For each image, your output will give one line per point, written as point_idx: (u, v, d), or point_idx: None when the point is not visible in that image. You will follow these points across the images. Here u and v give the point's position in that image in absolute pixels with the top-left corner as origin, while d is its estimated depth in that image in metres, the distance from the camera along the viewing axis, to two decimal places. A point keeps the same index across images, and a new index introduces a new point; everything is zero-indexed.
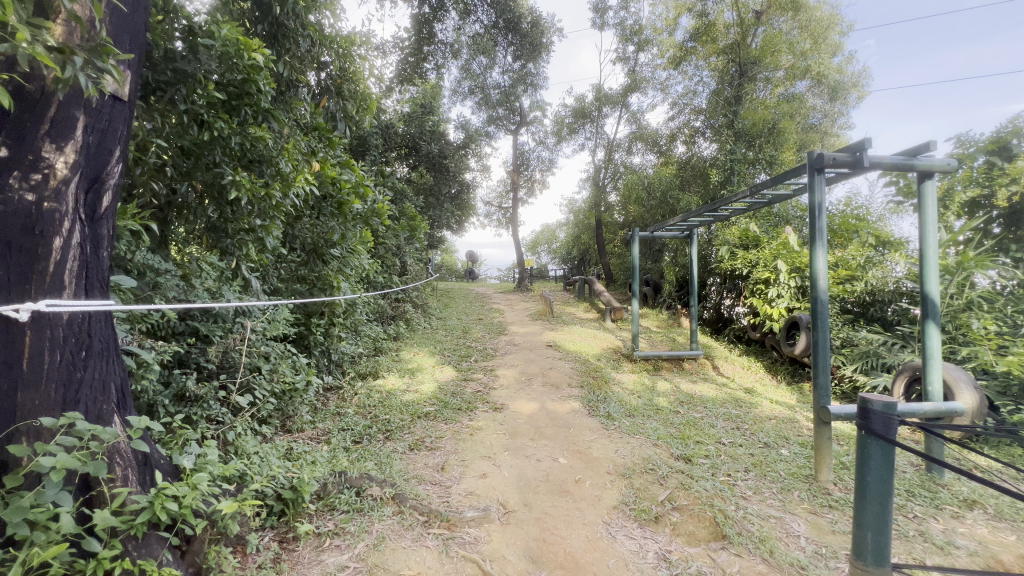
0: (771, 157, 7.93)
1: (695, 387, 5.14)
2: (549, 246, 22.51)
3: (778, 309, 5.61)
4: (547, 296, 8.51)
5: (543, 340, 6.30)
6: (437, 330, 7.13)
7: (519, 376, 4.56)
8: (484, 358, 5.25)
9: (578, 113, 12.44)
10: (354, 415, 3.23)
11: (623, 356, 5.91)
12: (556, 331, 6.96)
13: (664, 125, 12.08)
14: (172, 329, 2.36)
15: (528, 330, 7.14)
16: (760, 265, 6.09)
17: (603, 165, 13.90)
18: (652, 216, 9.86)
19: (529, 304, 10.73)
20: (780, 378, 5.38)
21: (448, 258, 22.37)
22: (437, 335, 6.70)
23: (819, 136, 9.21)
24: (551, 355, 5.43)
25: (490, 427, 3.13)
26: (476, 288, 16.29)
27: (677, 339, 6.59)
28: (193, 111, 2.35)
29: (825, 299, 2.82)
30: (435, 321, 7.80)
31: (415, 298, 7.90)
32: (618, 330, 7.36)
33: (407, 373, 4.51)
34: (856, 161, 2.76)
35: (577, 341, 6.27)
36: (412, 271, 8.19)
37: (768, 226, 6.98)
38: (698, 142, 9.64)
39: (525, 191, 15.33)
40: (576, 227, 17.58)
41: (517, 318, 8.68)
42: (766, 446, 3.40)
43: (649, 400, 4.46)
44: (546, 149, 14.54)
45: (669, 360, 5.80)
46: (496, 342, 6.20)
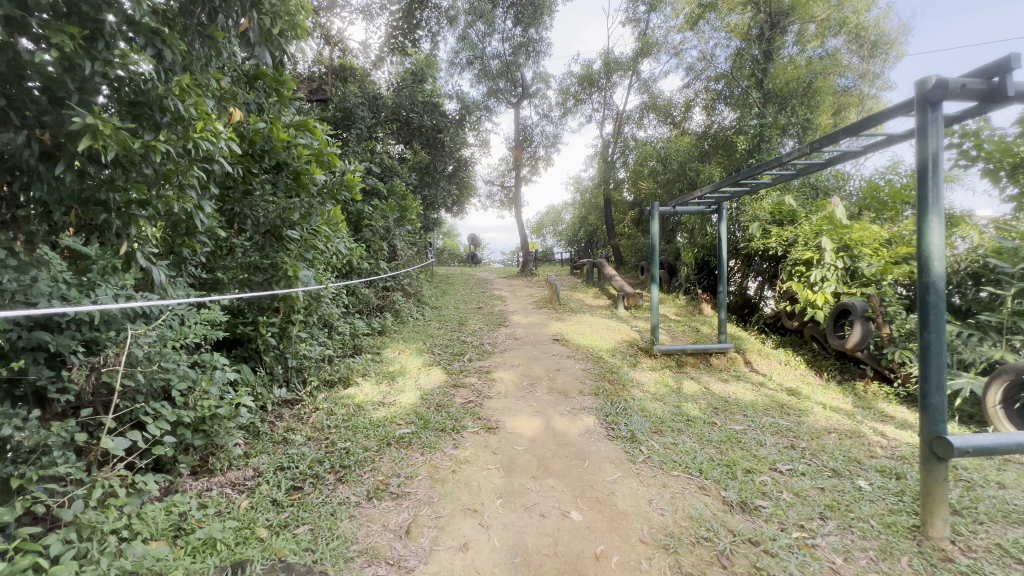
0: (805, 121, 7.01)
1: (728, 388, 4.40)
2: (555, 228, 21.60)
3: (823, 294, 4.80)
4: (553, 283, 7.74)
5: (547, 332, 5.55)
6: (431, 322, 6.40)
7: (519, 380, 3.82)
8: (480, 357, 4.52)
9: (584, 82, 11.48)
10: (305, 444, 2.50)
11: (640, 351, 5.16)
12: (562, 322, 6.21)
13: (679, 93, 11.06)
14: (8, 346, 1.60)
15: (532, 320, 6.38)
16: (799, 244, 5.29)
17: (611, 140, 12.96)
18: (667, 192, 8.99)
19: (534, 290, 9.94)
20: (828, 376, 4.60)
21: (450, 243, 21.61)
22: (430, 327, 5.97)
23: (855, 99, 8.23)
24: (557, 351, 4.68)
25: (480, 459, 2.40)
26: (479, 272, 15.52)
27: (700, 330, 5.83)
28: (18, 19, 1.56)
29: (939, 288, 2.01)
30: (429, 311, 7.08)
31: (407, 287, 7.19)
32: (632, 319, 6.60)
33: (387, 378, 3.78)
34: (993, 90, 1.93)
35: (588, 333, 5.52)
36: (405, 256, 7.44)
37: (804, 199, 6.15)
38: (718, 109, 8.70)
39: (527, 170, 14.44)
40: (583, 206, 16.65)
41: (520, 305, 7.93)
42: (836, 475, 2.65)
43: (676, 407, 3.71)
44: (551, 123, 13.57)
45: (694, 355, 5.05)
46: (495, 335, 5.46)
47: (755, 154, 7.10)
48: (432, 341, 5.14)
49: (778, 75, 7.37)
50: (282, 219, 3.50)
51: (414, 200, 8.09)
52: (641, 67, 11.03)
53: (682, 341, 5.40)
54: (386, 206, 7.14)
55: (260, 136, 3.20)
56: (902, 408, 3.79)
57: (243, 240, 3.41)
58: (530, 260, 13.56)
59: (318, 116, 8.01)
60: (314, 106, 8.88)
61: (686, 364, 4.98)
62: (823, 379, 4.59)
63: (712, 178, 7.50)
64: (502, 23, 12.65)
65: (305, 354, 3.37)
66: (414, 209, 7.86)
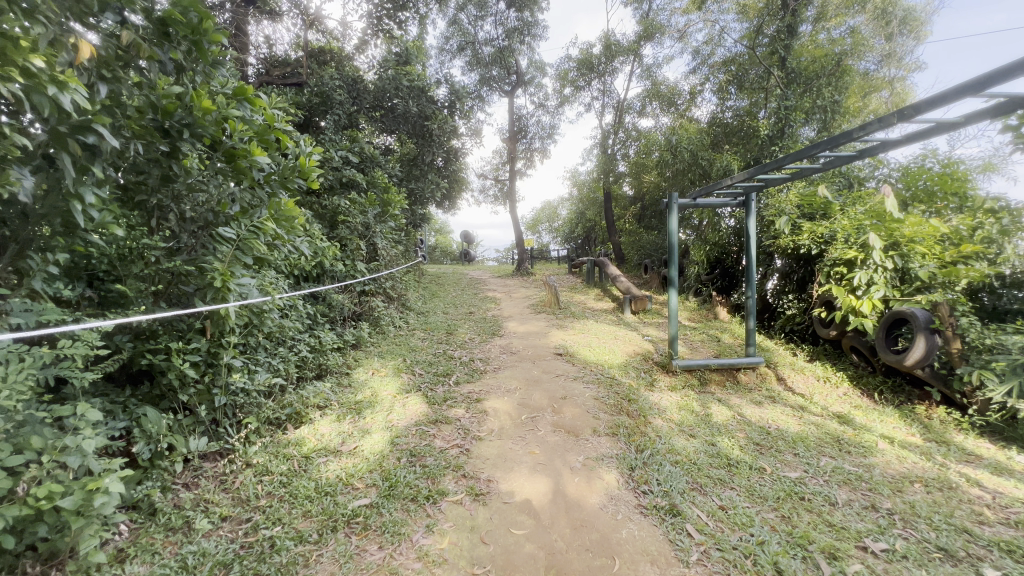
0: (832, 103, 6.30)
1: (764, 414, 3.71)
2: (551, 224, 20.84)
3: (871, 301, 4.10)
4: (553, 285, 7.01)
5: (548, 344, 4.83)
6: (416, 331, 5.66)
7: (517, 411, 3.09)
8: (470, 378, 3.80)
9: (582, 68, 10.73)
10: (215, 536, 1.77)
11: (656, 366, 4.46)
12: (564, 330, 5.49)
13: (684, 78, 10.33)
14: None
15: (530, 328, 5.66)
16: (839, 241, 4.58)
17: (611, 130, 12.22)
18: (675, 184, 8.28)
19: (531, 291, 9.23)
20: (879, 398, 3.92)
21: (442, 240, 20.81)
22: (414, 338, 5.24)
23: (881, 82, 7.54)
24: (562, 368, 3.96)
25: (463, 558, 1.68)
26: (472, 271, 14.79)
27: (722, 341, 5.13)
28: None
29: None
30: (415, 318, 6.35)
31: (390, 291, 6.44)
32: (642, 327, 5.90)
33: (352, 412, 3.05)
34: None
35: (595, 345, 4.81)
36: (388, 256, 6.68)
37: (836, 190, 5.45)
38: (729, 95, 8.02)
39: (522, 163, 13.68)
40: (581, 201, 15.92)
41: (516, 309, 7.21)
42: (950, 561, 1.95)
43: (711, 445, 3.01)
44: (547, 113, 12.80)
45: (719, 371, 4.36)
46: (487, 348, 4.74)
47: (777, 141, 6.38)
48: (414, 357, 4.40)
49: (802, 53, 6.65)
50: (214, 212, 2.84)
51: (398, 194, 7.32)
52: (644, 50, 10.29)
53: (703, 354, 4.71)
54: (365, 199, 6.39)
55: (175, 105, 2.44)
56: (984, 444, 3.11)
57: (161, 240, 2.66)
58: (525, 258, 12.83)
59: (290, 100, 7.21)
60: (289, 90, 8.08)
61: (711, 382, 4.28)
62: (873, 401, 3.90)
63: (727, 167, 6.78)
64: (494, 5, 11.85)
65: (244, 385, 2.64)
66: (398, 203, 7.10)
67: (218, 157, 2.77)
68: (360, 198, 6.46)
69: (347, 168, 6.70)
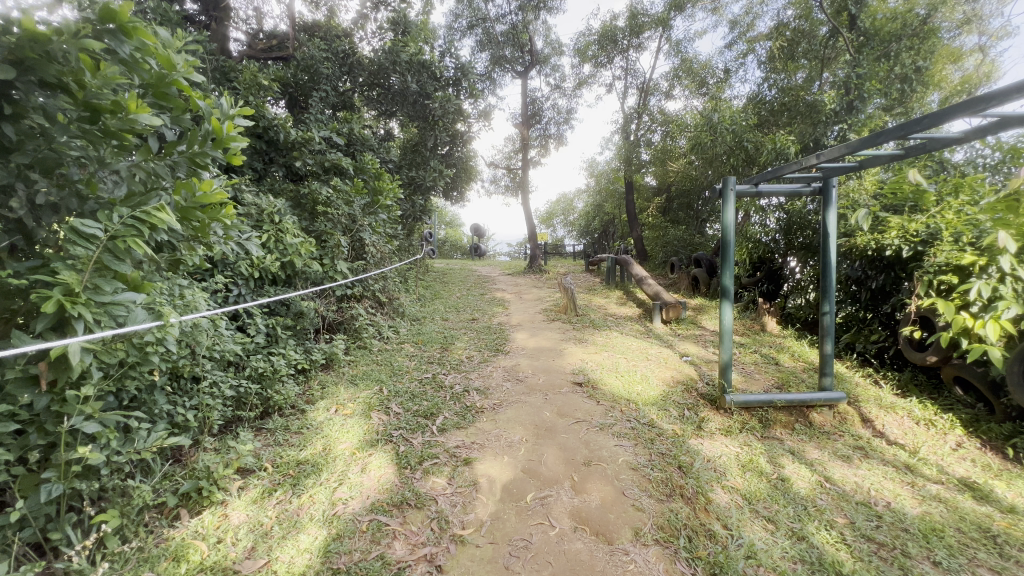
0: (915, 70, 5.16)
1: (860, 478, 2.72)
2: (566, 217, 19.79)
3: (996, 320, 2.90)
4: (569, 287, 6.05)
5: (564, 366, 3.88)
6: (405, 344, 4.75)
7: (520, 487, 2.16)
8: (460, 421, 2.87)
9: (603, 44, 9.67)
10: None
11: (702, 401, 3.48)
12: (583, 346, 4.54)
13: (719, 54, 9.21)
14: None
15: (542, 342, 4.73)
16: (946, 240, 3.52)
17: (634, 114, 11.14)
18: (713, 171, 7.20)
19: (544, 292, 8.29)
20: (1012, 455, 2.90)
21: (451, 234, 19.95)
22: (402, 354, 4.36)
23: (964, 50, 6.36)
24: (582, 407, 3.01)
25: None
26: (481, 267, 13.91)
27: (781, 365, 4.12)
28: None
29: None
30: (408, 326, 5.45)
31: (380, 294, 5.56)
32: (676, 342, 4.92)
33: (288, 484, 2.16)
34: None
35: (623, 369, 3.85)
36: (379, 254, 5.80)
37: (928, 175, 4.35)
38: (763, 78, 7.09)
39: (536, 152, 12.69)
40: (600, 192, 14.86)
41: (527, 315, 6.26)
42: None
43: (803, 544, 2.05)
44: (563, 96, 11.74)
45: (785, 410, 3.38)
46: (488, 371, 3.81)
47: (845, 118, 5.29)
48: (395, 385, 3.49)
49: (877, 10, 5.49)
50: (81, 197, 1.94)
51: (394, 182, 6.42)
52: (674, 23, 9.19)
53: (760, 384, 3.72)
54: (351, 187, 5.50)
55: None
56: None
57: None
58: (538, 254, 11.86)
59: (273, 74, 6.33)
60: (274, 65, 7.20)
61: (776, 424, 3.30)
62: (1005, 461, 2.88)
63: (779, 150, 5.72)
64: None
65: (105, 459, 1.73)
66: (393, 192, 6.19)
67: (77, 115, 1.86)
68: (346, 185, 5.56)
69: (333, 151, 5.81)
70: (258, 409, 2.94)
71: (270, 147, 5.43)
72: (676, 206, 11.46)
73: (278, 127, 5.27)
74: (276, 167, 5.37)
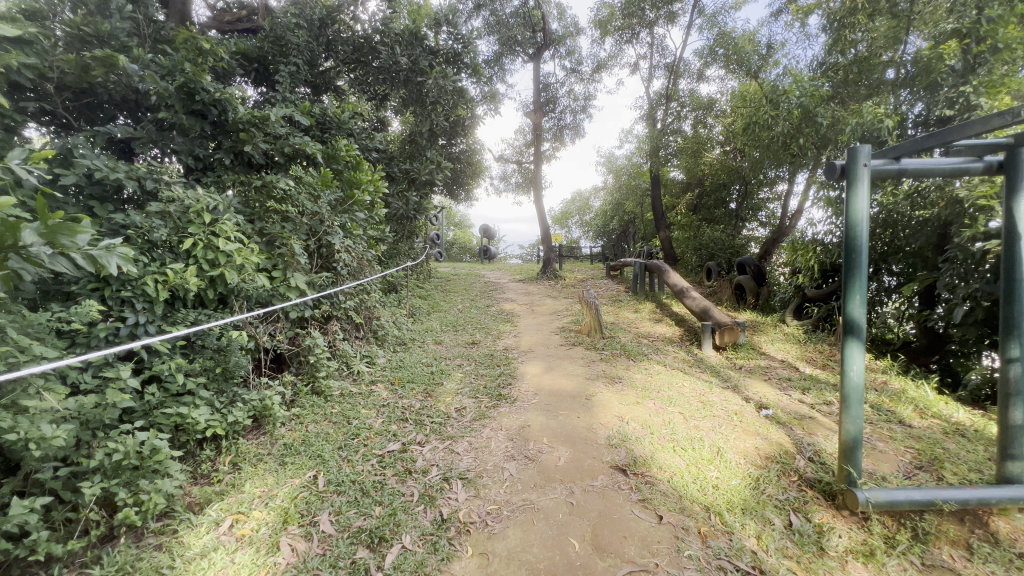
0: None
1: None
2: (581, 217, 18.51)
3: None
4: (593, 303, 4.86)
5: (594, 429, 2.67)
6: (378, 384, 3.59)
7: None
8: (426, 557, 1.69)
9: (627, 16, 8.42)
10: None
11: (813, 496, 2.25)
12: (617, 389, 3.32)
13: (762, 24, 7.89)
14: None
15: (561, 382, 3.53)
16: None
17: (659, 99, 9.88)
18: (767, 158, 5.91)
19: (560, 303, 7.10)
20: None
21: (460, 236, 18.89)
22: (369, 402, 3.20)
23: None
24: (633, 529, 1.80)
25: None
26: (491, 272, 12.76)
27: (908, 425, 2.86)
28: None
29: None
30: (389, 355, 4.31)
31: (354, 312, 4.42)
32: (741, 380, 3.67)
33: None
34: None
35: (681, 434, 2.63)
36: (353, 260, 4.67)
37: None
38: (824, 38, 5.84)
39: (549, 144, 11.49)
40: (620, 189, 13.62)
41: (541, 336, 5.08)
42: None
43: None
44: (580, 80, 10.52)
45: (952, 515, 2.14)
46: (484, 437, 2.63)
47: (961, 79, 4.00)
48: (340, 467, 2.31)
49: None
50: None
51: (377, 173, 5.29)
52: None
53: (892, 464, 2.47)
54: (317, 178, 4.39)
55: None
56: None
57: None
58: (553, 257, 10.64)
59: (232, 45, 5.24)
60: (242, 39, 6.13)
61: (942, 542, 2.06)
62: None
63: (864, 127, 4.44)
64: None
65: None
66: (375, 185, 5.06)
67: None
68: (309, 177, 4.45)
69: (299, 135, 4.70)
70: (95, 530, 1.79)
71: (218, 130, 4.33)
72: (708, 202, 10.16)
73: (224, 103, 4.16)
74: (223, 153, 4.27)
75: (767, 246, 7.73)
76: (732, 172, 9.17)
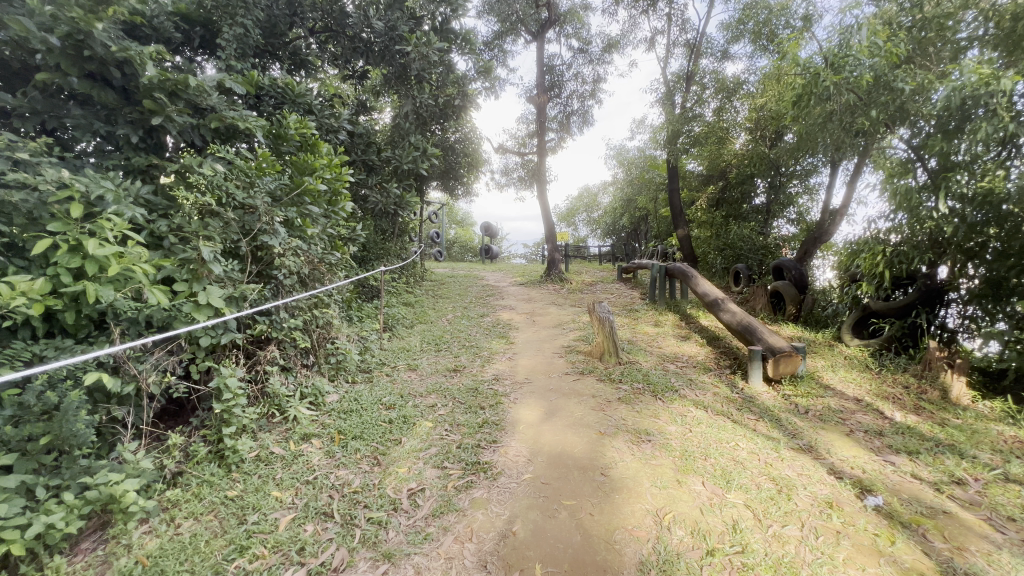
0: None
1: None
2: (589, 214, 17.43)
3: None
4: (607, 318, 3.85)
5: (617, 546, 1.68)
6: (314, 437, 2.62)
7: None
8: None
9: None
10: None
11: None
12: (646, 457, 2.32)
13: None
14: None
15: (565, 441, 2.53)
16: None
17: (677, 82, 8.85)
18: (818, 140, 4.86)
19: (566, 313, 6.10)
20: None
21: (461, 234, 17.92)
22: (290, 475, 2.23)
23: None
24: None
25: None
26: (491, 273, 11.80)
27: None
28: None
29: None
30: (344, 389, 3.34)
31: (300, 332, 3.46)
32: (815, 435, 2.65)
33: None
34: None
35: (759, 556, 1.63)
36: (304, 266, 3.71)
37: None
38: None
39: (555, 134, 10.49)
40: (631, 182, 12.59)
41: (542, 360, 4.09)
42: None
43: None
44: (589, 61, 9.50)
45: None
46: (444, 559, 1.65)
47: None
48: None
49: None
50: None
51: (340, 158, 4.33)
52: None
53: None
54: (253, 161, 3.43)
55: None
56: None
57: None
58: (558, 258, 9.64)
59: None
60: None
61: None
62: None
63: (965, 93, 3.40)
64: None
65: None
66: (335, 173, 4.09)
67: None
68: (242, 160, 3.48)
69: (237, 108, 3.74)
70: None
71: (127, 100, 3.37)
72: (732, 196, 9.11)
73: (130, 62, 3.20)
74: (132, 128, 3.31)
75: (806, 247, 6.68)
76: (760, 162, 8.11)
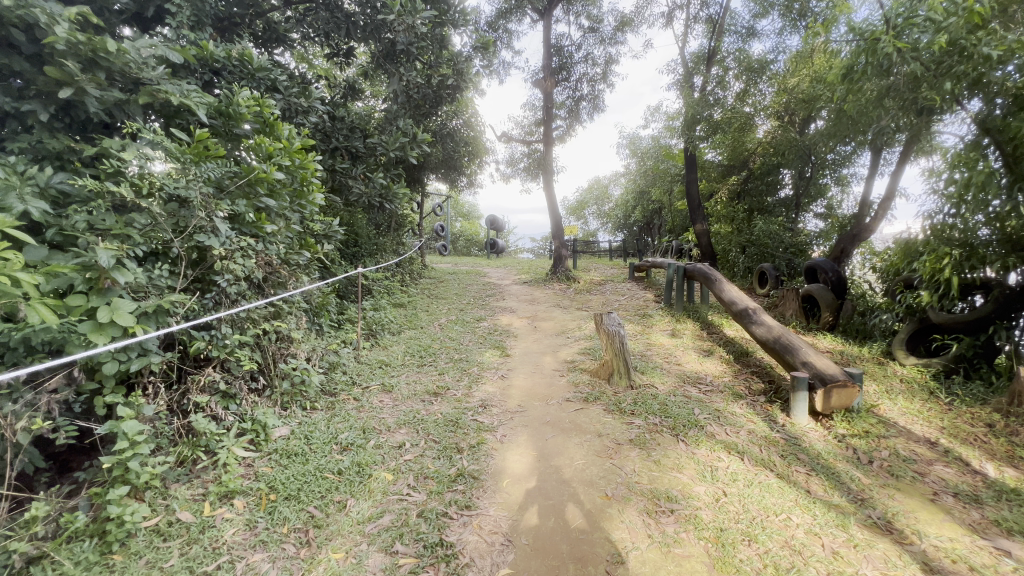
0: None
1: None
2: (598, 207, 16.72)
3: None
4: (618, 333, 3.25)
5: None
6: (240, 495, 2.06)
7: None
8: None
9: None
10: None
11: None
12: (669, 544, 1.72)
13: None
14: None
15: (561, 511, 1.94)
16: None
17: (697, 62, 8.09)
18: (869, 120, 4.15)
19: (572, 319, 5.48)
20: None
21: (467, 228, 17.35)
22: (188, 563, 1.66)
23: None
24: None
25: None
26: (495, 270, 11.21)
27: None
28: None
29: None
30: (297, 419, 2.77)
31: (248, 349, 2.89)
32: (890, 501, 2.02)
33: None
34: None
35: None
36: (258, 269, 3.15)
37: None
38: None
39: (563, 121, 9.80)
40: (645, 174, 11.88)
41: (541, 380, 3.49)
42: None
43: None
44: (601, 41, 8.78)
45: None
46: None
47: None
48: None
49: None
50: None
51: (307, 142, 3.72)
52: None
53: None
54: (191, 144, 2.86)
55: None
56: None
57: None
58: (565, 254, 9.01)
59: None
60: None
61: None
62: None
63: None
64: None
65: None
66: (299, 159, 3.49)
67: None
68: (179, 143, 2.90)
69: (179, 83, 3.16)
70: None
71: (41, 70, 2.80)
72: (756, 188, 8.37)
73: (36, 22, 2.62)
74: (45, 105, 2.74)
75: (842, 245, 5.97)
76: (789, 153, 7.34)
